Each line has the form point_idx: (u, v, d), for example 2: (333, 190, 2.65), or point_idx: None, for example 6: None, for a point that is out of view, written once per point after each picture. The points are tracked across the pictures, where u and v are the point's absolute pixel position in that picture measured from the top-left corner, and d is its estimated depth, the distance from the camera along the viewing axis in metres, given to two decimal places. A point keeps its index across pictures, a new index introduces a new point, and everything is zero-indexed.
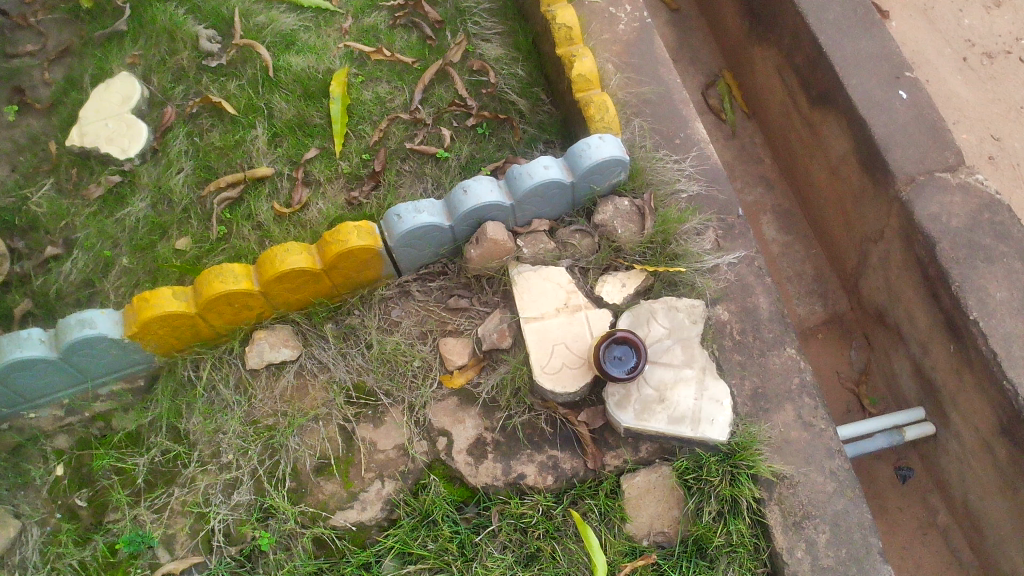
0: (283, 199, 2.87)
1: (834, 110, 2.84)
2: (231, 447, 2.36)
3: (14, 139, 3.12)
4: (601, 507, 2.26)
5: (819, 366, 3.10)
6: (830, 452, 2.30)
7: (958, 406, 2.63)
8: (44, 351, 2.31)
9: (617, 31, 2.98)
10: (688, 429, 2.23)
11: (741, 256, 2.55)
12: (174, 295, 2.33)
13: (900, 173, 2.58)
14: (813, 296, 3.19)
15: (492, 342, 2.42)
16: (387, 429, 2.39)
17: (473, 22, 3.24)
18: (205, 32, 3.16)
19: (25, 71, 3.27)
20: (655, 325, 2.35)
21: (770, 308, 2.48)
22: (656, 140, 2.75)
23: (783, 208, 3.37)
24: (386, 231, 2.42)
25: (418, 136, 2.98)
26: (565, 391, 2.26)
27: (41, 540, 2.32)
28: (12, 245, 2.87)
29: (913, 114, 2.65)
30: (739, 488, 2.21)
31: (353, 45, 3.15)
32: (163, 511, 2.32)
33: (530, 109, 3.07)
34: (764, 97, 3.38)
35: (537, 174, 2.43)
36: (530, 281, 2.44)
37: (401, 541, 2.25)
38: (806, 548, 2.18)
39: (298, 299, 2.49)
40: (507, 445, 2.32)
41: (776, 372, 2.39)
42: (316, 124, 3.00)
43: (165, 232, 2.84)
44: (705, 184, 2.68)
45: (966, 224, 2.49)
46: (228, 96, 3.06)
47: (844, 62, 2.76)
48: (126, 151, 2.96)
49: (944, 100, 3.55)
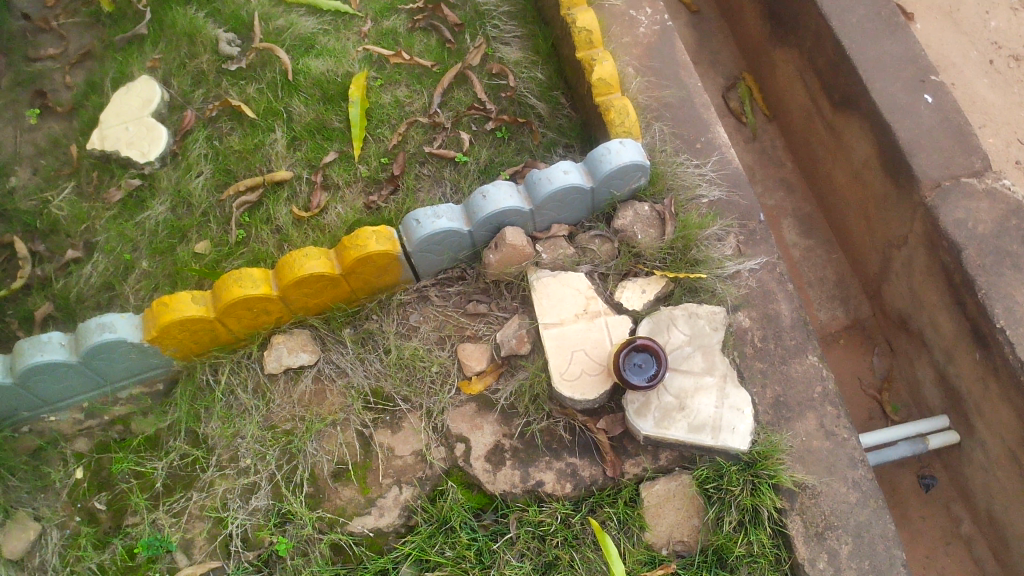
0: (302, 203, 2.87)
1: (857, 114, 2.80)
2: (249, 452, 2.36)
3: (36, 143, 3.15)
4: (620, 516, 2.24)
5: (841, 374, 3.05)
6: (853, 461, 2.26)
7: (984, 415, 2.58)
8: (65, 355, 2.33)
9: (638, 34, 2.96)
10: (708, 438, 2.21)
11: (763, 262, 2.52)
12: (194, 299, 2.33)
13: (925, 178, 2.54)
14: (835, 302, 3.15)
15: (510, 348, 2.40)
16: (405, 435, 2.38)
17: (493, 26, 3.23)
18: (226, 36, 3.17)
19: (47, 74, 3.29)
20: (675, 332, 2.32)
21: (793, 315, 2.44)
22: (677, 144, 2.73)
23: (804, 213, 3.33)
24: (404, 236, 2.41)
25: (437, 140, 2.97)
26: (583, 398, 2.24)
27: (60, 543, 2.33)
28: (33, 248, 2.89)
29: (939, 118, 2.60)
30: (761, 497, 2.17)
31: (372, 48, 3.14)
32: (181, 516, 2.33)
33: (550, 113, 3.06)
34: (786, 100, 3.34)
35: (556, 179, 2.41)
36: (549, 287, 2.43)
37: (418, 548, 2.23)
38: (828, 560, 2.14)
39: (316, 304, 2.49)
40: (525, 452, 2.30)
41: (798, 380, 2.35)
42: (335, 128, 3.00)
43: (185, 235, 2.85)
44: (726, 189, 2.65)
45: (993, 230, 2.45)
46: (248, 100, 3.07)
47: (867, 65, 2.72)
48: (146, 154, 2.97)
49: (970, 103, 3.50)
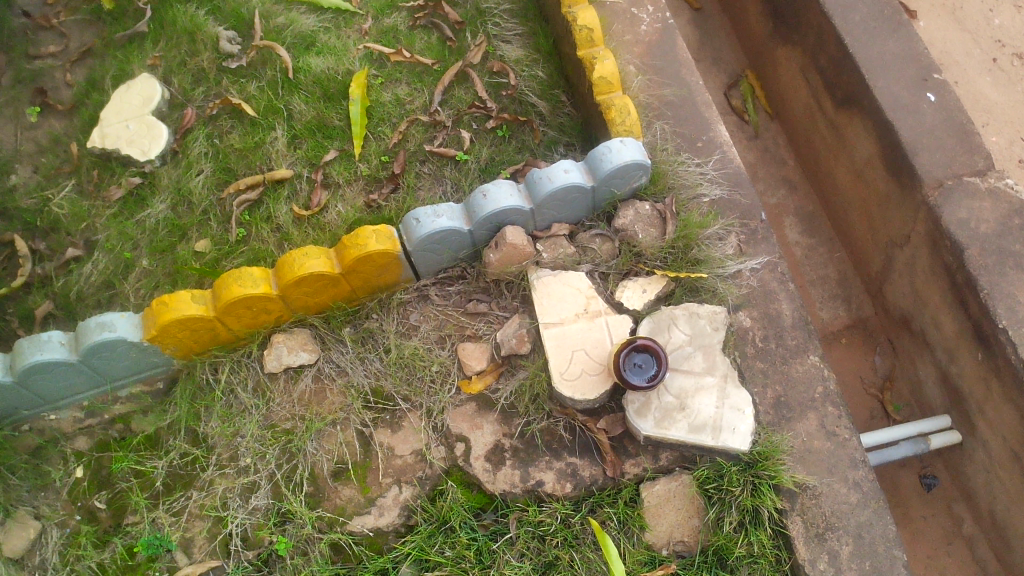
0: (302, 201, 2.86)
1: (860, 112, 2.79)
2: (249, 451, 2.36)
3: (37, 141, 3.15)
4: (620, 516, 2.23)
5: (842, 373, 3.04)
6: (854, 462, 2.25)
7: (986, 416, 2.57)
8: (65, 354, 2.32)
9: (639, 32, 2.95)
10: (709, 438, 2.20)
11: (764, 262, 2.51)
12: (193, 299, 2.33)
13: (928, 177, 2.53)
14: (836, 301, 3.14)
15: (510, 348, 2.39)
16: (405, 434, 2.38)
17: (494, 24, 3.22)
18: (226, 33, 3.17)
19: (47, 72, 3.29)
20: (676, 331, 2.31)
21: (794, 315, 2.44)
22: (679, 143, 2.72)
23: (806, 211, 3.32)
24: (405, 235, 2.41)
25: (437, 138, 2.96)
26: (584, 398, 2.24)
27: (60, 542, 2.34)
28: (34, 246, 2.89)
29: (942, 117, 2.59)
30: (761, 498, 2.16)
31: (373, 46, 3.14)
32: (181, 515, 2.33)
33: (550, 111, 3.05)
34: (788, 98, 3.33)
35: (557, 178, 2.41)
36: (550, 286, 2.43)
37: (418, 548, 2.23)
38: (829, 561, 2.14)
39: (316, 303, 2.48)
40: (525, 452, 2.30)
41: (799, 380, 2.34)
42: (336, 126, 2.99)
43: (185, 233, 2.84)
44: (728, 188, 2.64)
45: (996, 230, 2.44)
46: (248, 98, 3.06)
47: (870, 63, 2.71)
48: (147, 153, 2.97)
49: (973, 102, 3.48)
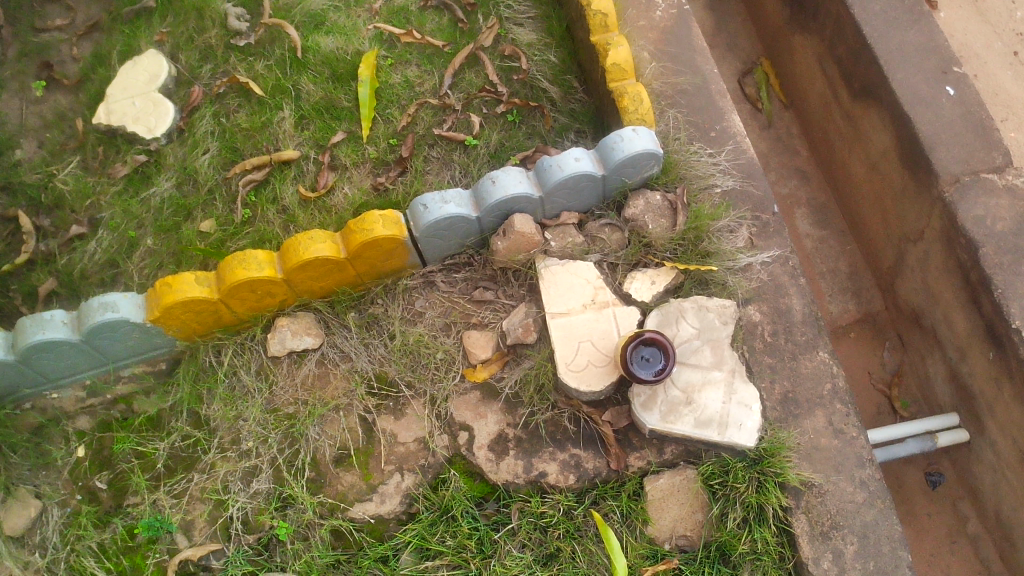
0: (309, 183, 2.83)
1: (876, 105, 2.74)
2: (252, 434, 2.35)
3: (43, 115, 3.12)
4: (623, 509, 2.22)
5: (851, 367, 3.01)
6: (862, 461, 2.23)
7: (996, 416, 2.55)
8: (67, 333, 2.30)
9: (654, 18, 2.89)
10: (714, 434, 2.18)
11: (775, 255, 2.47)
12: (197, 281, 2.30)
13: (945, 173, 2.48)
14: (847, 294, 3.10)
15: (516, 337, 2.36)
16: (408, 421, 2.36)
17: (506, 6, 3.17)
18: (234, 11, 3.11)
19: (54, 46, 3.26)
20: (684, 324, 2.27)
21: (804, 310, 2.40)
22: (691, 132, 2.67)
23: (819, 202, 3.27)
24: (411, 221, 2.37)
25: (447, 122, 2.92)
26: (589, 389, 2.21)
27: (62, 521, 2.34)
28: (38, 222, 2.87)
29: (961, 111, 2.53)
30: (766, 495, 2.15)
31: (384, 28, 3.08)
32: (182, 497, 2.33)
33: (562, 97, 3.00)
34: (803, 88, 3.27)
35: (567, 167, 2.36)
36: (557, 275, 2.39)
37: (420, 536, 2.22)
38: (833, 559, 2.12)
39: (322, 288, 2.46)
40: (529, 442, 2.28)
41: (807, 377, 2.32)
42: (344, 107, 2.95)
43: (190, 213, 2.81)
44: (740, 179, 2.59)
45: (1012, 228, 2.39)
46: (255, 77, 3.02)
47: (888, 54, 2.65)
48: (152, 130, 2.93)
49: (992, 96, 3.42)
